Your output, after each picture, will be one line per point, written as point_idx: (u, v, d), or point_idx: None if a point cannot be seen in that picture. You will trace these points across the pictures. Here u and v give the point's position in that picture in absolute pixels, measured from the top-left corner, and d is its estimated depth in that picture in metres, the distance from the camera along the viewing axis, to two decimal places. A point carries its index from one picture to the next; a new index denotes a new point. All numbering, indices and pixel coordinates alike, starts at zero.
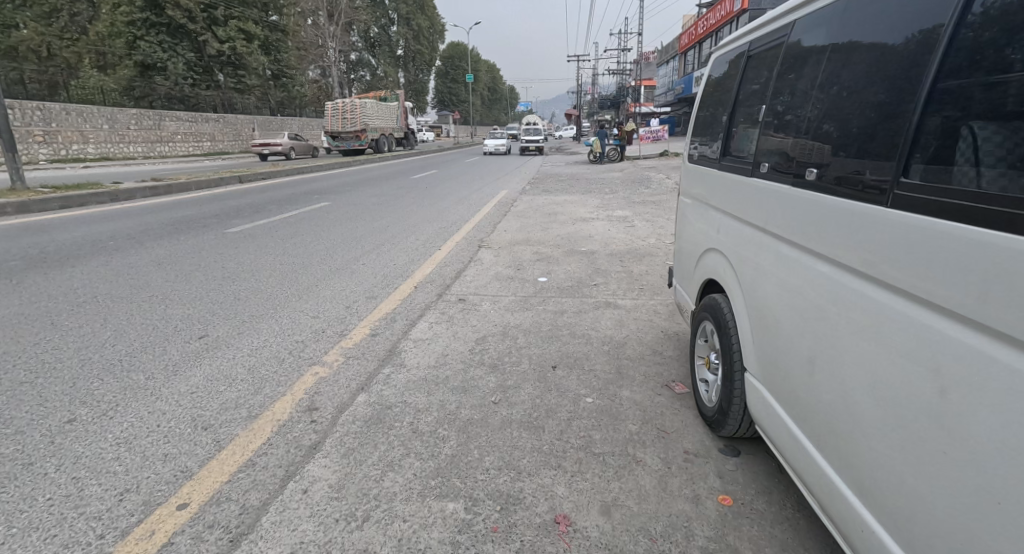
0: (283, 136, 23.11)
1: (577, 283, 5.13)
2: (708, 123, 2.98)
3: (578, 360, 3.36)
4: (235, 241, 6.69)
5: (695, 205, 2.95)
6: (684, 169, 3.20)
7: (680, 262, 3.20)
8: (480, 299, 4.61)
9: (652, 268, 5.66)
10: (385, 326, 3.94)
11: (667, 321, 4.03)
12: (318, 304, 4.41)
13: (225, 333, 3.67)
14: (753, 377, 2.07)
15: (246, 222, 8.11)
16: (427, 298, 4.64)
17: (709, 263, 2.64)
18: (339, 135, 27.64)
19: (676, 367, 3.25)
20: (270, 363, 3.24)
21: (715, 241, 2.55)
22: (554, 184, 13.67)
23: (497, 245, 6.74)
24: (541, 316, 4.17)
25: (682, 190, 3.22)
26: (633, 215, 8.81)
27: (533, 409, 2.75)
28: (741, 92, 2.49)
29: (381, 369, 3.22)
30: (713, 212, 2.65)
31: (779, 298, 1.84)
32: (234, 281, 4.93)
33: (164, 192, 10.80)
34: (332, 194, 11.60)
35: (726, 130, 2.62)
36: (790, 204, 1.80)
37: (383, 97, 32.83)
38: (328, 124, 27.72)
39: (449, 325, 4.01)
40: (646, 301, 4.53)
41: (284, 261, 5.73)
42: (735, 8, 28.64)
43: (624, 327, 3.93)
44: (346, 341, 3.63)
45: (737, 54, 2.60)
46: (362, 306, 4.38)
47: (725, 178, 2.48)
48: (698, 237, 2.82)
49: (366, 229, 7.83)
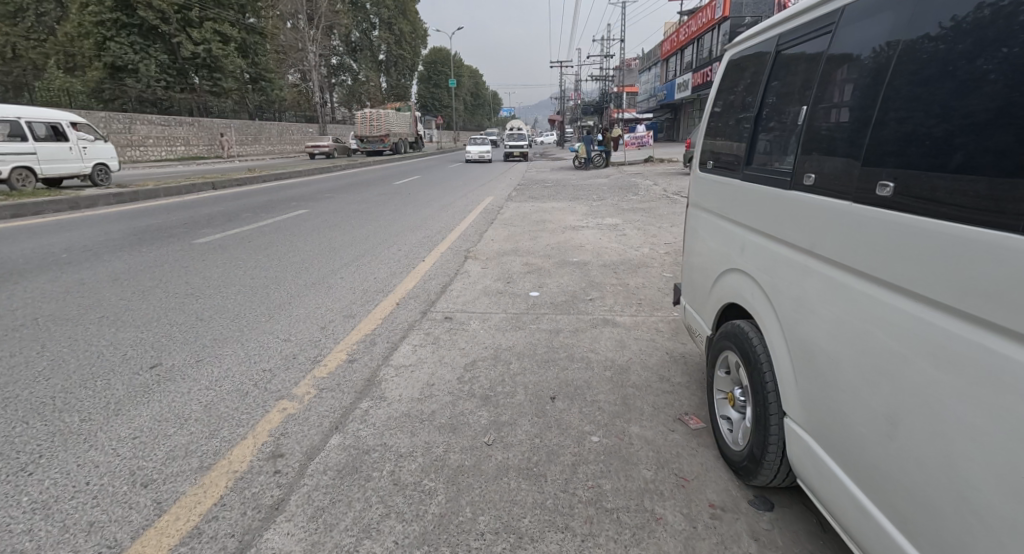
0: (322, 142, 29.25)
1: (571, 297, 4.82)
2: (723, 127, 2.67)
3: (579, 389, 3.03)
4: (202, 252, 6.26)
5: (709, 218, 2.67)
6: (695, 178, 2.94)
7: (689, 279, 2.92)
8: (468, 317, 4.27)
9: (648, 280, 5.38)
10: (364, 350, 3.57)
11: (672, 341, 3.73)
12: (289, 324, 4.01)
13: (182, 361, 3.26)
14: (791, 419, 1.76)
15: (216, 231, 7.67)
16: (410, 317, 4.27)
17: (728, 283, 2.36)
18: (367, 140, 31.39)
19: (688, 396, 2.95)
20: (230, 397, 2.85)
21: (736, 259, 2.27)
22: (540, 191, 13.40)
23: (484, 256, 6.41)
24: (534, 336, 3.84)
25: (693, 200, 2.96)
26: (623, 223, 8.56)
27: (532, 452, 2.41)
28: (762, 94, 2.20)
29: (358, 403, 2.84)
30: (731, 226, 2.37)
31: (828, 331, 1.54)
32: (198, 298, 4.52)
33: (131, 200, 10.24)
34: (310, 202, 11.14)
35: (748, 135, 2.31)
36: (846, 223, 1.50)
37: (398, 106, 35.54)
38: (356, 130, 31.47)
39: (434, 348, 3.66)
40: (647, 317, 4.23)
41: (255, 275, 5.33)
42: (716, 15, 28.88)
43: (626, 348, 3.62)
44: (319, 370, 3.24)
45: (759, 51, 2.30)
46: (338, 326, 4.00)
47: (749, 190, 2.19)
48: (714, 252, 2.54)
49: (345, 238, 7.44)
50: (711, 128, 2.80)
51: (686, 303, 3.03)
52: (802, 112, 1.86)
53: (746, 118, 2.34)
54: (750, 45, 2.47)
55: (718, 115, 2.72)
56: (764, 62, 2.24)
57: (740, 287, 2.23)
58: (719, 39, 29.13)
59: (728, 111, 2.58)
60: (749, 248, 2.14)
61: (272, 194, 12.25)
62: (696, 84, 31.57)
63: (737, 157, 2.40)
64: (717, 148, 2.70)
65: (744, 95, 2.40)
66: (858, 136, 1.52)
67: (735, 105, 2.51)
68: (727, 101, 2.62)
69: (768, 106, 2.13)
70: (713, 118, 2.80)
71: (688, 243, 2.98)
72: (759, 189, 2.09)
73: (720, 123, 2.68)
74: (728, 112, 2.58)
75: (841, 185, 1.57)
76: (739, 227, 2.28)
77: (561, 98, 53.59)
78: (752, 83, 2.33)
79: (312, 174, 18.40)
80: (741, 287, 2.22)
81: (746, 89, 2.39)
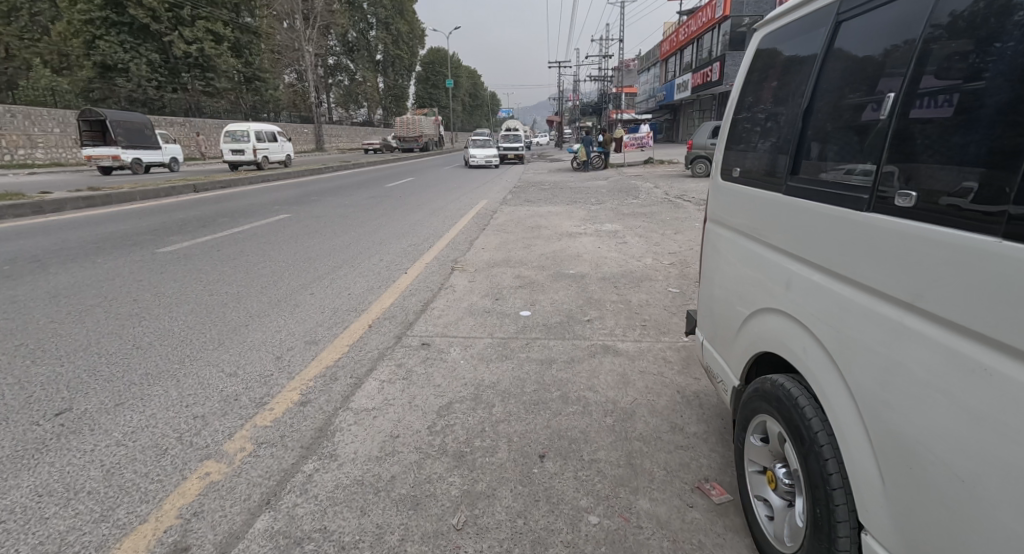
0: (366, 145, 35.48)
1: (566, 317, 4.30)
2: (749, 128, 2.15)
3: (575, 443, 2.51)
4: (164, 263, 5.72)
5: (734, 239, 2.15)
6: (714, 188, 2.43)
7: (708, 310, 2.41)
8: (448, 344, 3.74)
9: (652, 297, 4.85)
10: (320, 388, 3.04)
11: (683, 376, 3.21)
12: (240, 353, 3.47)
13: (97, 406, 2.71)
14: (874, 543, 1.22)
15: (187, 238, 7.14)
16: (382, 343, 3.74)
17: (763, 324, 1.82)
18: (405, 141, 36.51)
19: (706, 453, 2.41)
20: (144, 458, 2.30)
21: (777, 294, 1.73)
22: (536, 194, 12.84)
23: (473, 267, 5.89)
24: (522, 370, 3.32)
25: (713, 215, 2.44)
26: (624, 229, 8.03)
27: (512, 541, 1.88)
28: (803, 86, 1.74)
29: (302, 465, 2.31)
30: (768, 251, 1.84)
31: (952, 433, 1.01)
32: (143, 320, 3.98)
33: (103, 203, 9.70)
34: (293, 205, 10.60)
35: (790, 136, 1.79)
36: (995, 273, 0.95)
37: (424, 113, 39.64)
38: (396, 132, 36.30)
39: (405, 385, 3.11)
40: (651, 344, 3.71)
41: (216, 291, 4.80)
42: (716, 15, 28.36)
43: (629, 385, 3.10)
44: (262, 417, 2.70)
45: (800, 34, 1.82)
46: (296, 356, 3.46)
47: (796, 208, 1.65)
48: (743, 282, 2.01)
49: (323, 247, 6.91)
50: (733, 128, 2.29)
51: (703, 338, 2.52)
52: (887, 102, 1.34)
53: (783, 116, 1.85)
54: (768, 39, 2.09)
55: (742, 111, 2.21)
56: (797, 52, 1.82)
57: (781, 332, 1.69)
58: (720, 39, 28.59)
59: (757, 106, 2.07)
60: (798, 284, 1.60)
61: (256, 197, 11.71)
62: (697, 84, 30.99)
63: (774, 164, 1.88)
64: (742, 153, 2.18)
65: (779, 87, 1.91)
66: (999, 133, 1.04)
67: (767, 99, 2.00)
68: (753, 94, 2.12)
69: (817, 100, 1.65)
70: (734, 116, 2.29)
71: (706, 266, 2.46)
72: (814, 207, 1.55)
73: (747, 120, 2.17)
74: (757, 107, 2.08)
75: (987, 202, 1.03)
76: (779, 254, 1.75)
77: (559, 100, 53.12)
78: (789, 74, 1.86)
79: (301, 175, 17.83)
80: (783, 333, 1.68)
81: (781, 78, 1.90)
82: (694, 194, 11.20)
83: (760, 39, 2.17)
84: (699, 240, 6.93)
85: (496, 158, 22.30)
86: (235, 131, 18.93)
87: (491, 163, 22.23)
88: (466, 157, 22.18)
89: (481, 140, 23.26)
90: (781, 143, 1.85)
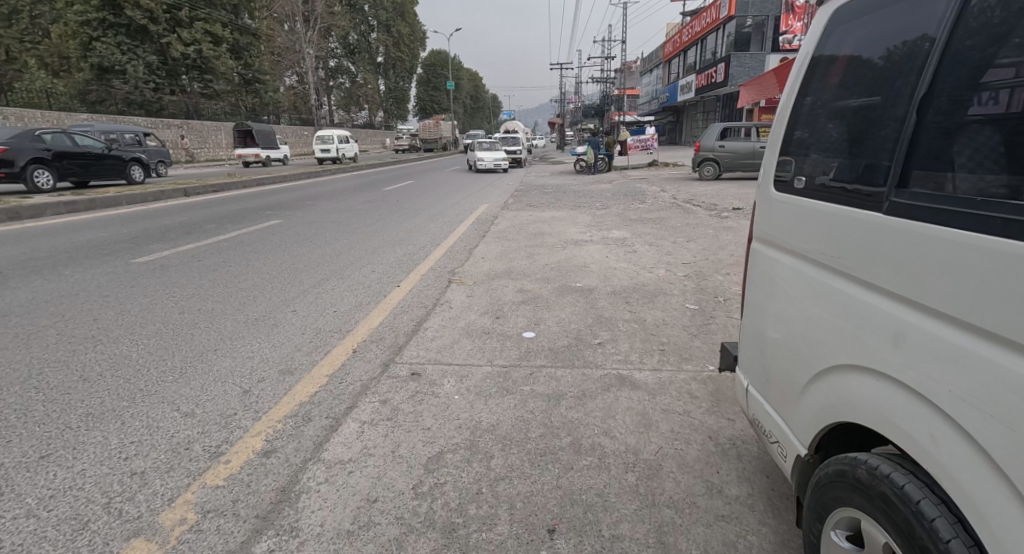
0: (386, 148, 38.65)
1: (575, 340, 3.85)
2: (815, 127, 1.71)
3: (591, 510, 2.07)
4: (137, 275, 5.29)
5: (793, 265, 1.72)
6: (759, 200, 2.00)
7: (756, 350, 1.98)
8: (442, 374, 3.29)
9: (668, 314, 4.41)
10: (289, 432, 2.58)
11: (713, 416, 2.77)
12: (202, 386, 3.01)
13: (18, 460, 2.26)
14: None
15: (168, 247, 6.72)
16: (366, 373, 3.28)
17: (846, 382, 1.40)
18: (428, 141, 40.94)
19: (756, 526, 1.97)
20: (56, 537, 1.85)
21: (870, 345, 1.31)
22: (538, 198, 12.39)
23: (472, 280, 5.45)
24: (525, 409, 2.87)
25: (757, 233, 2.01)
26: (632, 236, 7.60)
27: None
28: (911, 72, 1.31)
29: (253, 545, 1.86)
30: (849, 286, 1.41)
31: None
32: (100, 342, 3.54)
33: (84, 208, 9.28)
34: (287, 211, 10.17)
35: (885, 137, 1.38)
36: None
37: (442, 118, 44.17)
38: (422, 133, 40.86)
39: (389, 428, 2.66)
40: (673, 374, 3.28)
41: (189, 307, 4.36)
42: (720, 14, 27.90)
43: (652, 429, 2.65)
44: (212, 474, 2.22)
45: (864, 28, 1.53)
46: (267, 390, 3.00)
47: (905, 231, 1.22)
48: (809, 323, 1.58)
49: (312, 256, 6.50)
50: (790, 129, 1.84)
51: (747, 384, 2.09)
52: None
53: (879, 110, 1.42)
54: (830, 29, 1.69)
55: (805, 107, 1.77)
56: (894, 32, 1.41)
57: (879, 399, 1.27)
58: (723, 40, 28.18)
59: (826, 101, 1.65)
60: (911, 338, 1.18)
61: (248, 202, 11.26)
62: (700, 85, 30.55)
63: (867, 171, 1.43)
64: (803, 160, 1.75)
65: (872, 74, 1.47)
66: None
67: (850, 86, 1.56)
68: (822, 85, 1.68)
69: (940, 89, 1.23)
70: (791, 115, 1.84)
71: (751, 297, 2.04)
72: (946, 233, 1.12)
73: (813, 119, 1.72)
74: (826, 102, 1.65)
75: None
76: (871, 292, 1.33)
77: (561, 103, 52.74)
78: (883, 58, 1.44)
79: (298, 179, 17.35)
80: (881, 400, 1.25)
81: (876, 60, 1.46)
82: (703, 198, 10.74)
83: (813, 36, 1.78)
84: (713, 248, 6.49)
85: (506, 161, 21.22)
86: (323, 137, 26.27)
87: (501, 167, 21.10)
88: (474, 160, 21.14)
89: (489, 142, 22.18)
90: (878, 145, 1.41)
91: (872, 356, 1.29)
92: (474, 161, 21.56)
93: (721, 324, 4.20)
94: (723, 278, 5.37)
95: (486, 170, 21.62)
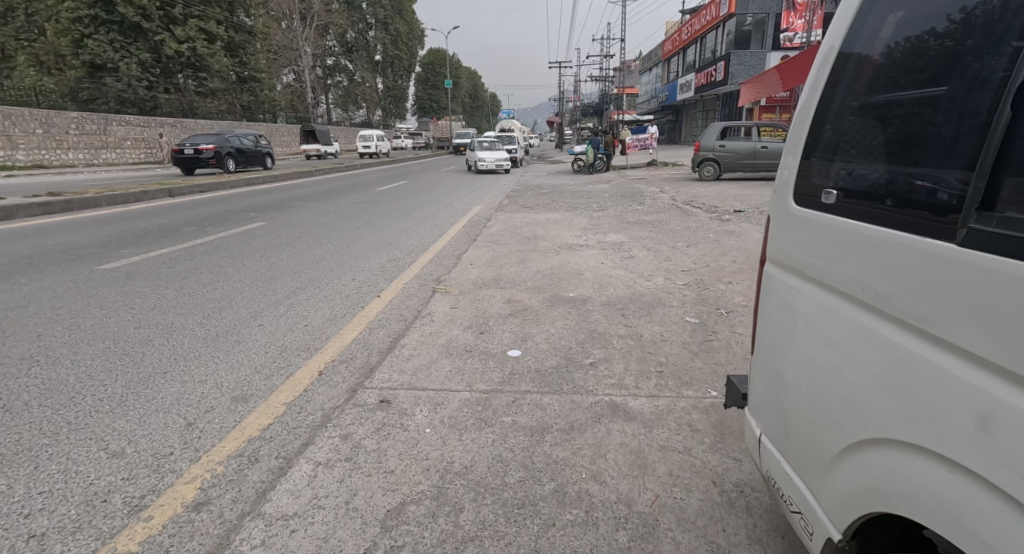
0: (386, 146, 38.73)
1: (564, 361, 3.51)
2: (848, 131, 1.39)
3: None
4: (100, 283, 4.95)
5: (821, 300, 1.38)
6: (776, 214, 1.66)
7: (770, 394, 1.64)
8: (414, 402, 2.95)
9: (666, 328, 4.08)
10: (229, 478, 2.23)
11: (717, 456, 2.42)
12: (142, 417, 2.67)
13: None
14: None
15: (140, 251, 6.37)
16: (329, 401, 2.94)
17: (902, 463, 1.06)
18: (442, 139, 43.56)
19: None
20: None
21: (936, 417, 0.98)
22: (534, 199, 12.04)
23: (457, 289, 5.11)
24: (504, 446, 2.53)
25: (774, 256, 1.67)
26: (629, 240, 7.28)
27: None
28: (1009, 42, 0.99)
29: None
30: (901, 333, 1.09)
31: None
32: (36, 364, 3.19)
33: (60, 210, 8.91)
34: (273, 212, 9.81)
35: (953, 149, 1.08)
36: None
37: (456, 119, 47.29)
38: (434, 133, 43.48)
39: (346, 472, 2.32)
40: (672, 402, 2.94)
41: (148, 321, 4.02)
42: (719, 12, 27.48)
43: (647, 472, 2.30)
44: (126, 536, 1.88)
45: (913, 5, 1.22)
46: (214, 422, 2.66)
47: (989, 272, 0.89)
48: (841, 373, 1.26)
49: (293, 261, 6.18)
50: (819, 127, 1.49)
51: (759, 431, 1.75)
52: None
53: (949, 111, 1.10)
54: (863, 10, 1.38)
55: (840, 99, 1.42)
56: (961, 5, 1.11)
57: (954, 495, 0.94)
58: (722, 38, 27.81)
59: (866, 97, 1.34)
60: (1006, 419, 0.85)
61: (233, 203, 10.91)
62: (700, 84, 30.11)
63: (946, 179, 1.08)
64: (832, 169, 1.43)
65: (942, 50, 1.14)
66: None
67: (904, 78, 1.23)
68: (866, 75, 1.34)
69: None
70: (819, 110, 1.50)
71: (764, 330, 1.70)
72: None
73: (857, 113, 1.37)
74: (866, 98, 1.34)
75: None
76: (936, 348, 1.00)
77: (560, 102, 52.39)
78: (954, 47, 1.12)
79: (288, 178, 16.97)
80: (960, 500, 0.92)
81: (948, 45, 1.13)
82: (702, 199, 10.42)
83: (838, 23, 1.48)
84: (714, 254, 6.16)
85: (508, 161, 20.65)
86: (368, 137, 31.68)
87: (502, 168, 20.57)
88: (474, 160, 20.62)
89: (489, 141, 21.65)
90: (961, 142, 1.06)
91: (939, 432, 0.96)
92: (474, 162, 21.00)
93: (725, 339, 3.86)
94: (725, 287, 5.03)
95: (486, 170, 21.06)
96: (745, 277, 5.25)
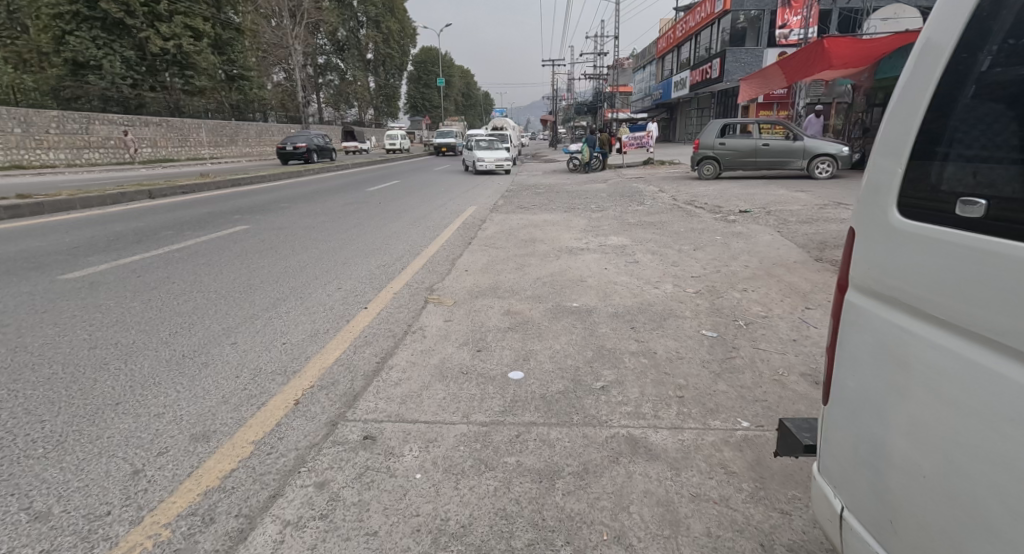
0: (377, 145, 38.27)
1: (572, 385, 3.12)
2: (985, 127, 1.04)
3: None
4: (59, 295, 4.53)
5: (954, 348, 1.00)
6: (864, 227, 1.27)
7: (861, 462, 1.24)
8: (401, 439, 2.56)
9: (680, 344, 3.72)
10: (176, 548, 1.85)
11: (761, 508, 2.05)
12: (81, 463, 2.27)
13: None
14: None
15: (110, 258, 5.95)
16: (303, 438, 2.54)
17: None
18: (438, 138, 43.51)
19: None
20: None
21: None
22: (530, 199, 11.68)
23: (451, 299, 4.73)
24: (508, 497, 2.15)
25: (859, 279, 1.28)
26: (632, 243, 6.91)
27: None
28: None
29: None
30: None
31: None
32: None
33: (28, 214, 8.42)
34: (257, 215, 9.38)
35: None
36: None
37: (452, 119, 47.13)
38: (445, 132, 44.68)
39: (319, 536, 1.93)
40: (698, 437, 2.58)
41: (106, 339, 3.61)
42: (715, 9, 27.14)
43: (680, 532, 1.94)
44: None
45: None
46: (167, 468, 2.26)
47: None
48: (1004, 460, 0.88)
49: (276, 268, 5.78)
50: (939, 126, 1.12)
51: (839, 504, 1.34)
52: None
53: None
54: None
55: (975, 87, 1.06)
56: None
57: None
58: (718, 35, 27.48)
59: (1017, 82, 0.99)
60: None
61: (216, 205, 10.46)
62: (695, 81, 29.77)
63: None
64: (960, 178, 1.07)
65: None
66: None
67: None
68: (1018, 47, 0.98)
69: None
70: (938, 100, 1.12)
71: (845, 373, 1.32)
72: None
73: (1010, 98, 1.00)
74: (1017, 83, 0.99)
75: None
76: None
77: (553, 101, 52.06)
78: None
79: (276, 178, 16.49)
80: None
81: None
82: (704, 199, 10.09)
83: None
84: (723, 257, 5.82)
85: (507, 161, 19.92)
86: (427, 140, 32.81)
87: (502, 168, 19.87)
88: (473, 161, 19.92)
89: (487, 141, 20.97)
90: None
91: None
92: (472, 162, 20.29)
93: (747, 356, 3.50)
94: (740, 295, 4.67)
95: (485, 171, 20.39)
96: (760, 283, 4.90)
